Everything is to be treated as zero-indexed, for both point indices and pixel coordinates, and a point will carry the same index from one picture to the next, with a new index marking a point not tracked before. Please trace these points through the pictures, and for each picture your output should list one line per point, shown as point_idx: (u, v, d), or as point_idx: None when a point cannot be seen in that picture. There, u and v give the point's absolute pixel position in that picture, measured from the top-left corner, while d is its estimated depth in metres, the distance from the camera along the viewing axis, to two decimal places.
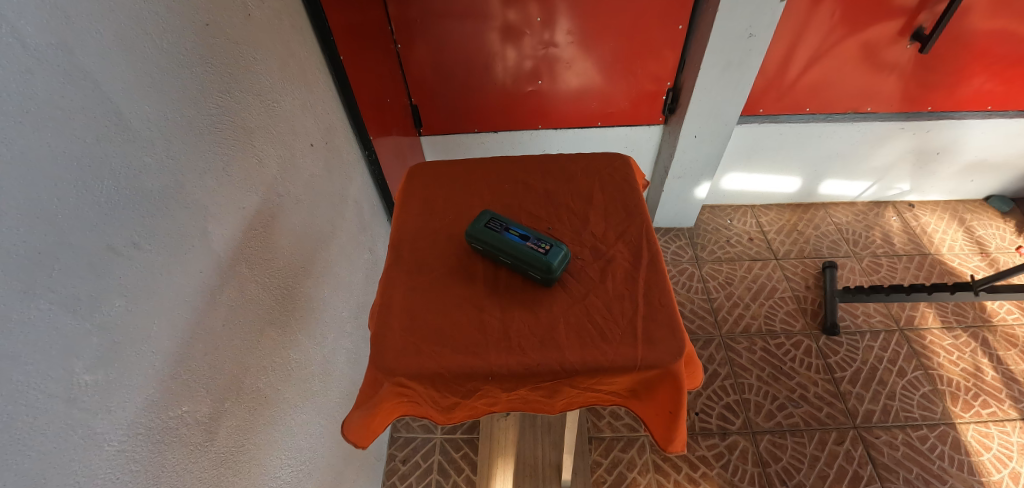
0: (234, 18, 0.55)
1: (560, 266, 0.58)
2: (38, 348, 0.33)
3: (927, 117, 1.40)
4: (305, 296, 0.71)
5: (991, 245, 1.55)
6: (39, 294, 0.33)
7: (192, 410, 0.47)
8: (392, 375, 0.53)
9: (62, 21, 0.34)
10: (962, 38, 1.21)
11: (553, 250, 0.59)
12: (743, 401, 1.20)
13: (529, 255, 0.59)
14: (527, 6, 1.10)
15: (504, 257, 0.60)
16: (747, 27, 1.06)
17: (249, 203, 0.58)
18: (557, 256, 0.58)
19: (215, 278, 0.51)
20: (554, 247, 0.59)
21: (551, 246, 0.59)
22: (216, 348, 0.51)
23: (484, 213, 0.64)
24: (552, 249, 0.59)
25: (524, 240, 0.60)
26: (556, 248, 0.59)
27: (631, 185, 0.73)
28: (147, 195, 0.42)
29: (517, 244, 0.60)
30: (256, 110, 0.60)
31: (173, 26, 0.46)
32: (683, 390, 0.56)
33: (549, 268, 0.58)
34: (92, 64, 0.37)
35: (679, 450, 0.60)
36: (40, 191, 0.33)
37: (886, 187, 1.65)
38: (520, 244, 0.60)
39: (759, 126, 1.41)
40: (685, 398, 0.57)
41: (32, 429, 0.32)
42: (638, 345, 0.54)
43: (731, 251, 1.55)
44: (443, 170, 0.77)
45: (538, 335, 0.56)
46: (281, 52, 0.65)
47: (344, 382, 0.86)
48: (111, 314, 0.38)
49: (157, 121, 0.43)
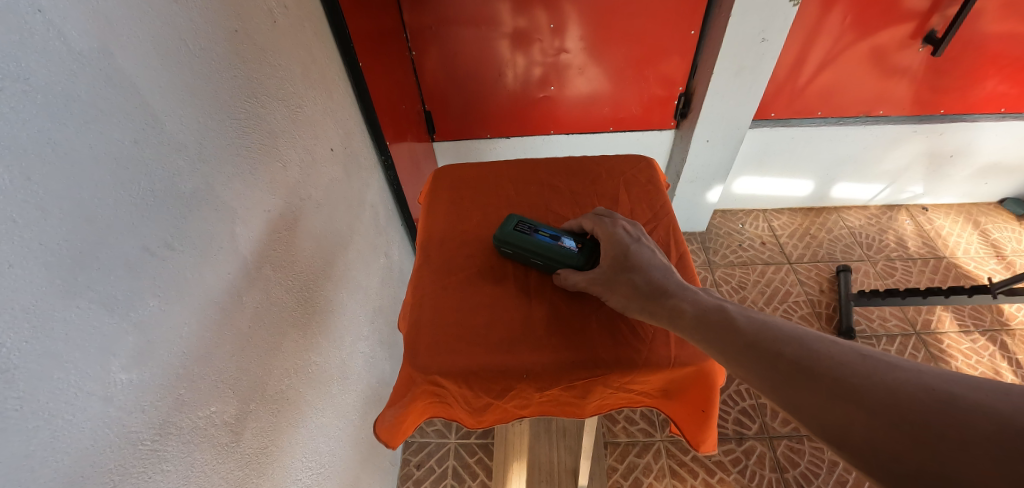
0: (261, 26, 0.56)
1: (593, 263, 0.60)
2: (79, 346, 0.33)
3: (939, 120, 1.40)
4: (325, 299, 0.71)
5: (1007, 248, 1.53)
6: (80, 293, 0.33)
7: (220, 411, 0.48)
8: (427, 373, 0.53)
9: (104, 25, 0.35)
10: (974, 41, 1.21)
11: (585, 245, 0.61)
12: (760, 406, 1.19)
13: (562, 250, 0.60)
14: (539, 12, 1.11)
15: (536, 258, 0.61)
16: (759, 32, 1.06)
17: (274, 206, 0.58)
18: (591, 249, 0.60)
19: (243, 278, 0.52)
20: (586, 243, 0.61)
21: (582, 245, 0.61)
22: (242, 348, 0.51)
23: (511, 216, 0.65)
24: (584, 244, 0.61)
25: (555, 238, 0.62)
26: (588, 243, 0.61)
27: (656, 187, 0.74)
28: (180, 196, 0.43)
29: (548, 242, 0.61)
30: (280, 116, 0.61)
31: (205, 31, 0.46)
32: (715, 388, 0.56)
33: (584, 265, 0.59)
34: (130, 67, 0.38)
35: (709, 450, 0.60)
36: (81, 192, 0.33)
37: (899, 190, 1.64)
38: (551, 242, 0.62)
39: (771, 131, 1.41)
40: (716, 396, 0.57)
41: (71, 425, 0.33)
42: (671, 344, 0.54)
43: (744, 255, 1.55)
44: (469, 174, 0.77)
45: (570, 334, 0.56)
46: (304, 58, 0.66)
47: (361, 385, 0.85)
48: (146, 313, 0.39)
49: (190, 124, 0.44)
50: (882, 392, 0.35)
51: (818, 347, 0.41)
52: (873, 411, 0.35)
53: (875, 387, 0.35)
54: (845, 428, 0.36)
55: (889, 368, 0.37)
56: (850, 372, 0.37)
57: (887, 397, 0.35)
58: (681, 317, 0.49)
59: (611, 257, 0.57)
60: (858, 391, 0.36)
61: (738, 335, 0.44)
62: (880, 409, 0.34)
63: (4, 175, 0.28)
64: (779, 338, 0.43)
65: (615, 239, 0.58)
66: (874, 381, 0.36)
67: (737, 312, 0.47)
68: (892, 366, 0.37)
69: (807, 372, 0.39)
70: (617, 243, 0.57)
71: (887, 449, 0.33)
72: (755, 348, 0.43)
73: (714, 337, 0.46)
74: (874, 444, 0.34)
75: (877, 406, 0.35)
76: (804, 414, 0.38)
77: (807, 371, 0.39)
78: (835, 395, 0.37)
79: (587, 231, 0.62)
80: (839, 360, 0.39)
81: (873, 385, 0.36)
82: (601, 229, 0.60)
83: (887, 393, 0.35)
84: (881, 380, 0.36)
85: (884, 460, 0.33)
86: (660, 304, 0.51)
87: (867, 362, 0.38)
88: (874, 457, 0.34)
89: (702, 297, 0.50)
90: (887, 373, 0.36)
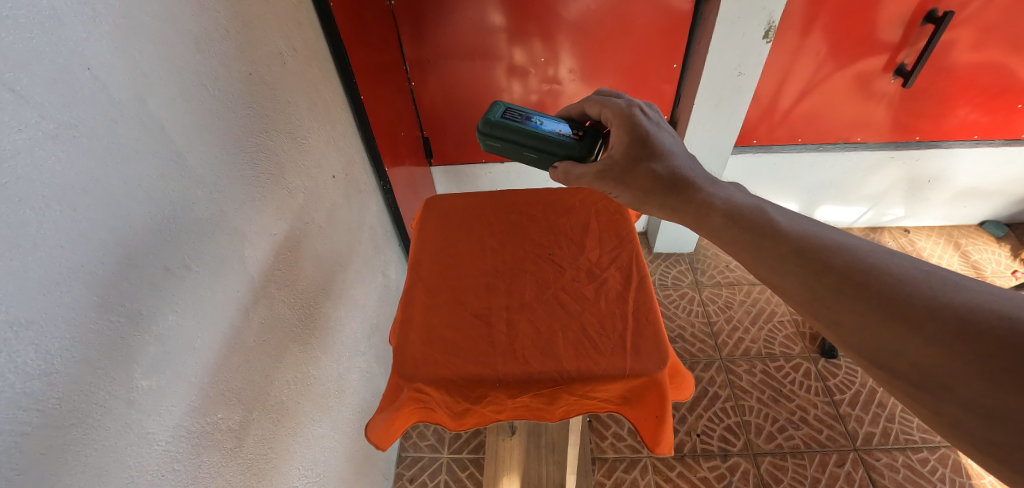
0: (272, 68, 0.63)
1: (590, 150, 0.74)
2: (107, 355, 0.38)
3: (915, 147, 1.46)
4: (325, 316, 0.76)
5: (987, 269, 1.58)
6: (112, 307, 0.38)
7: (225, 418, 0.52)
8: (411, 381, 0.58)
9: (139, 76, 0.41)
10: (945, 73, 1.27)
11: (587, 134, 0.75)
12: (744, 424, 1.22)
13: (569, 144, 0.74)
14: (532, 46, 1.19)
15: (534, 152, 0.76)
16: (736, 66, 1.13)
17: (280, 230, 0.64)
18: (595, 139, 0.74)
19: (250, 296, 0.57)
20: (587, 131, 0.75)
21: (580, 134, 0.75)
22: (248, 359, 0.56)
23: (506, 112, 0.78)
24: (586, 134, 0.75)
25: (557, 132, 0.76)
26: (589, 130, 0.75)
27: (624, 215, 0.79)
28: (198, 222, 0.48)
29: (555, 137, 0.75)
30: (287, 147, 0.67)
31: (222, 76, 0.52)
32: (669, 396, 0.60)
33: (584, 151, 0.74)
34: (161, 112, 0.43)
35: (666, 453, 0.64)
36: (116, 220, 0.39)
37: (881, 213, 1.70)
38: (555, 135, 0.75)
39: (754, 156, 1.48)
40: (670, 403, 0.61)
41: (98, 425, 0.37)
42: (627, 356, 0.59)
43: (731, 276, 1.59)
44: (456, 202, 0.83)
45: (539, 347, 0.61)
46: (310, 94, 0.73)
47: (357, 399, 0.89)
48: (165, 326, 0.44)
49: (209, 158, 0.50)
50: (947, 315, 0.37)
51: (876, 261, 0.43)
52: (933, 337, 0.37)
53: (939, 310, 0.37)
54: (897, 351, 0.38)
55: (955, 289, 0.38)
56: (909, 291, 0.39)
57: (953, 323, 0.36)
58: (715, 218, 0.55)
59: (629, 144, 0.64)
60: (917, 313, 0.38)
61: (784, 243, 0.48)
62: (942, 338, 0.36)
63: (55, 208, 0.34)
64: (831, 248, 0.45)
65: (635, 125, 0.65)
66: (939, 307, 0.37)
67: (780, 217, 0.51)
68: (956, 287, 0.38)
69: (860, 287, 0.42)
70: (636, 131, 0.64)
71: (940, 372, 0.36)
72: (803, 259, 0.46)
73: (758, 243, 0.50)
74: (924, 367, 0.37)
75: (941, 334, 0.36)
76: (849, 333, 0.41)
77: (857, 282, 0.42)
78: (889, 313, 0.39)
79: (596, 115, 0.73)
80: (899, 278, 0.41)
81: (939, 309, 0.37)
82: (621, 116, 0.67)
83: (954, 318, 0.36)
84: (946, 304, 0.37)
85: (934, 385, 0.36)
86: (687, 200, 0.58)
87: (932, 280, 0.39)
88: (923, 381, 0.37)
89: (737, 199, 0.55)
90: (955, 295, 0.38)
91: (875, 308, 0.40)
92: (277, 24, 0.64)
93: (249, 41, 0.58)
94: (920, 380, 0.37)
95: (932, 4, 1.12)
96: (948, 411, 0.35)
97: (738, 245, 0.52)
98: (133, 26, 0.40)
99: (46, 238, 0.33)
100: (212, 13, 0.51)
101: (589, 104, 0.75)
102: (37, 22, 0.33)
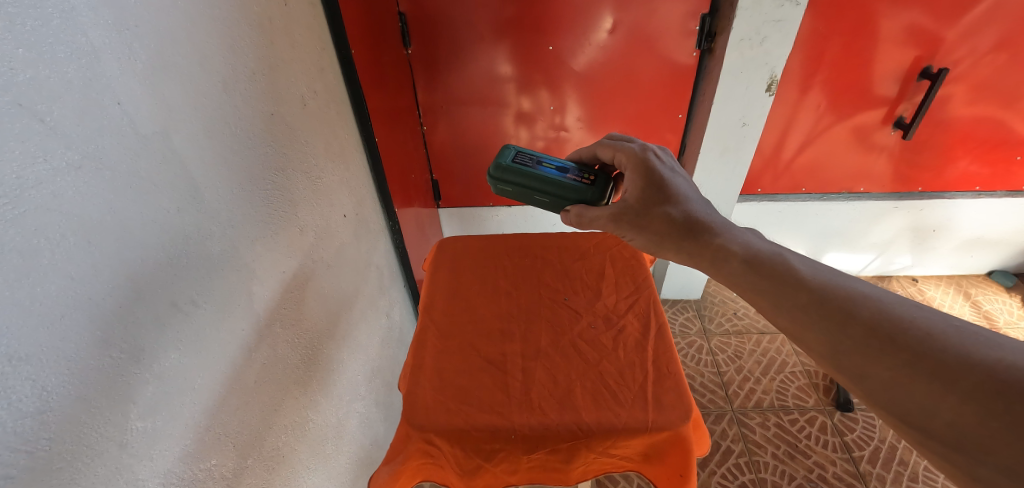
0: (294, 109, 0.65)
1: (602, 196, 0.75)
2: (105, 393, 0.36)
3: (918, 197, 1.48)
4: (327, 357, 0.74)
5: (999, 319, 1.57)
6: (114, 344, 0.37)
7: (219, 465, 0.49)
8: (422, 431, 0.55)
9: (166, 113, 0.42)
10: (944, 125, 1.30)
11: (599, 178, 0.76)
12: (759, 482, 1.15)
13: (581, 188, 0.75)
14: (540, 96, 1.23)
15: (546, 195, 0.77)
16: (740, 117, 1.16)
17: (289, 268, 0.63)
18: (606, 183, 0.75)
19: (254, 335, 0.55)
20: (599, 175, 0.76)
21: (593, 178, 0.76)
22: (246, 402, 0.54)
23: (512, 150, 0.80)
24: (598, 178, 0.76)
25: (569, 176, 0.77)
26: (601, 174, 0.76)
27: (639, 261, 0.79)
28: (209, 259, 0.47)
29: (567, 182, 0.76)
30: (302, 186, 0.67)
31: (246, 115, 0.54)
32: (692, 450, 0.57)
33: (597, 197, 0.74)
34: (183, 147, 0.44)
35: None
36: (127, 252, 0.38)
37: (888, 261, 1.71)
38: (567, 180, 0.76)
39: (758, 204, 1.51)
40: (695, 461, 0.57)
41: (87, 468, 0.35)
42: (649, 409, 0.57)
43: (739, 324, 1.56)
44: (470, 245, 0.83)
45: (557, 397, 0.59)
46: (327, 134, 0.74)
47: (354, 447, 0.85)
48: (167, 364, 0.42)
49: (226, 193, 0.50)
50: (981, 374, 0.35)
51: (902, 313, 0.41)
52: (968, 394, 0.35)
53: (971, 368, 0.36)
54: (930, 411, 0.37)
55: (990, 345, 0.36)
56: (940, 346, 0.38)
57: (989, 382, 0.35)
58: (733, 263, 0.54)
59: (644, 189, 0.65)
60: (949, 369, 0.37)
61: (805, 290, 0.47)
62: (978, 395, 0.35)
63: (69, 238, 0.33)
64: (854, 296, 0.44)
65: (652, 169, 0.66)
66: (972, 364, 0.36)
67: (802, 265, 0.50)
68: (990, 342, 0.37)
69: (886, 340, 0.40)
70: (651, 176, 0.65)
71: (975, 434, 0.34)
72: (825, 308, 0.45)
73: (780, 290, 0.48)
74: (959, 428, 0.35)
75: (976, 393, 0.35)
76: (874, 385, 0.40)
77: (885, 335, 0.41)
78: (919, 369, 0.38)
79: (611, 161, 0.73)
80: (928, 332, 0.39)
81: (971, 366, 0.36)
82: (636, 160, 0.68)
83: (989, 377, 0.35)
84: (980, 360, 0.36)
85: (970, 448, 0.34)
86: (704, 244, 0.58)
87: (963, 335, 0.38)
88: (958, 443, 0.35)
89: (756, 243, 0.55)
90: (990, 353, 0.36)
91: (901, 363, 0.39)
92: (302, 69, 0.66)
93: (275, 83, 0.60)
94: (954, 442, 0.35)
95: (925, 61, 1.16)
96: (987, 477, 0.33)
97: (757, 291, 0.51)
98: (166, 66, 0.42)
99: (57, 269, 0.33)
100: (240, 55, 0.53)
101: (601, 147, 0.76)
102: (75, 58, 0.34)
